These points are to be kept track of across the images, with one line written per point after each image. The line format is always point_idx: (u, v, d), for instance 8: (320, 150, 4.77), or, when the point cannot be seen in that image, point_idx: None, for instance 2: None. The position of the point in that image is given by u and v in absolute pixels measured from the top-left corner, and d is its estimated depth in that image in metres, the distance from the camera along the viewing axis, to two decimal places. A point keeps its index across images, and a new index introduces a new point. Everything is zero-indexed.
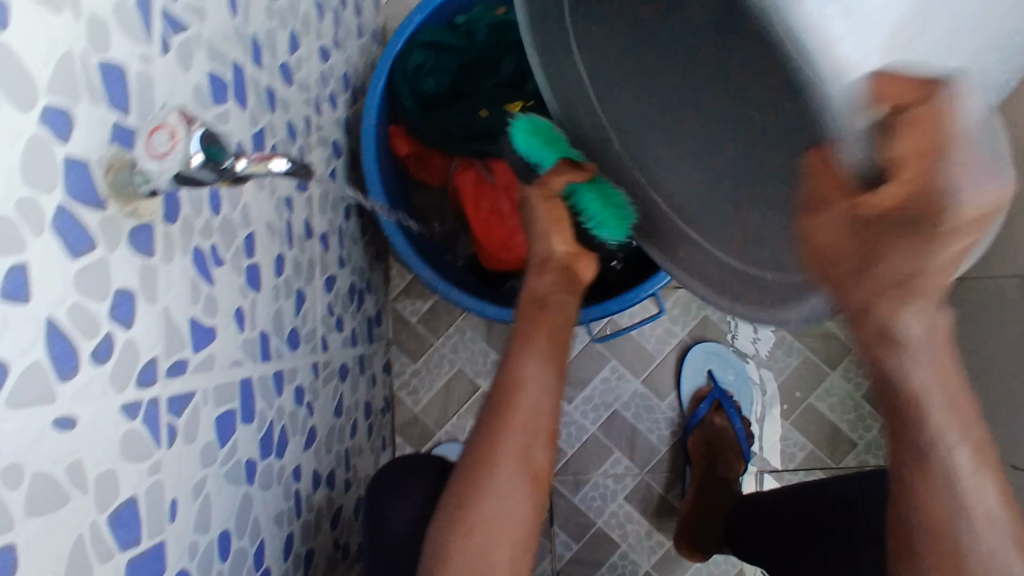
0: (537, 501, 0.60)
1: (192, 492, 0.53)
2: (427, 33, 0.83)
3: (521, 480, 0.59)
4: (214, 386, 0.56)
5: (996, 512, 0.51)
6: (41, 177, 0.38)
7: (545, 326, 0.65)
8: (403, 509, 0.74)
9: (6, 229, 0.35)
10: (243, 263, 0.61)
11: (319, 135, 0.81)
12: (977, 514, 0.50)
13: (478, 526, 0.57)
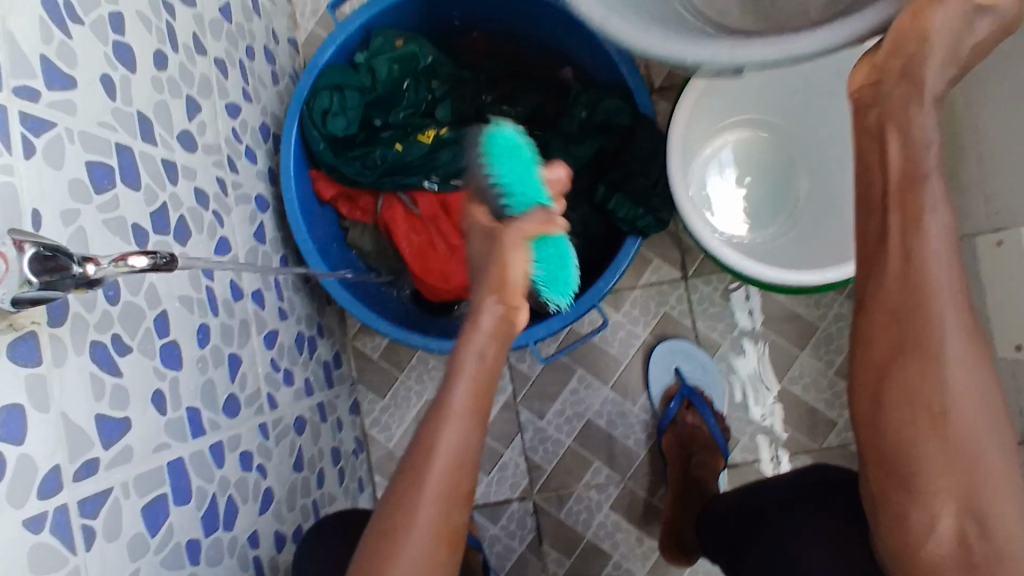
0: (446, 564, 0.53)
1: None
2: (329, 75, 0.80)
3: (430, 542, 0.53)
4: (134, 476, 0.56)
5: (967, 415, 0.51)
6: None
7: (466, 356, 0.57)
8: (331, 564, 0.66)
9: None
10: (155, 344, 0.61)
11: (236, 194, 0.80)
12: (958, 419, 0.51)
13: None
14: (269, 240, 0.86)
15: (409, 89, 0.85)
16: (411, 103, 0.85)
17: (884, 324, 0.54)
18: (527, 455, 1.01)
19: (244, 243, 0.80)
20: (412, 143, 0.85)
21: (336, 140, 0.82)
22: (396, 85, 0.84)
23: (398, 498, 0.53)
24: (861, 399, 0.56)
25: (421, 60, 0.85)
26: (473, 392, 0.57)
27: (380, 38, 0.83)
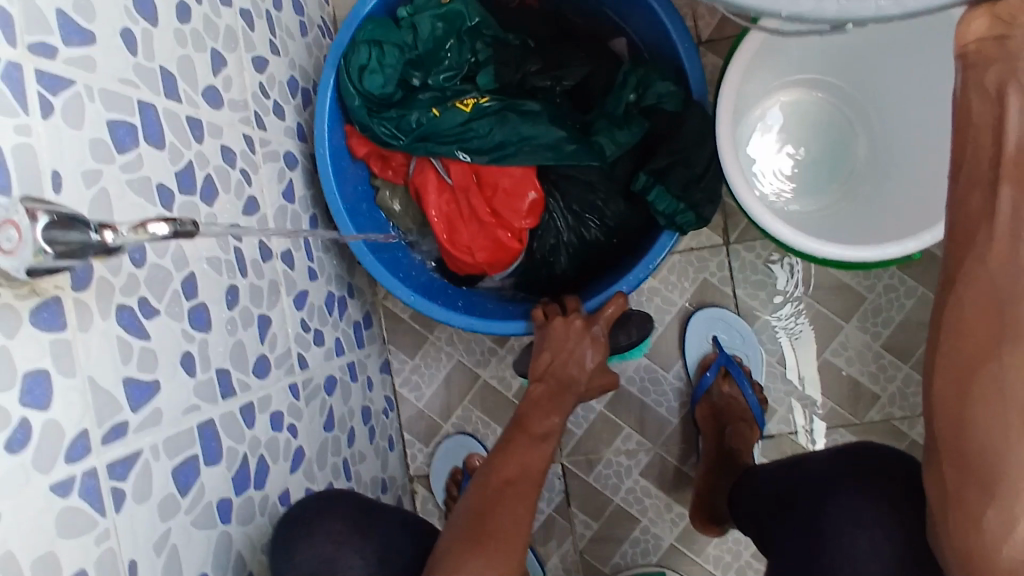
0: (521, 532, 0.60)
1: (153, 548, 0.53)
2: (368, 31, 0.78)
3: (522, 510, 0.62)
4: (162, 438, 0.55)
5: None
6: None
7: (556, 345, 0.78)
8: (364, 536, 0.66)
9: None
10: (183, 307, 0.60)
11: (263, 153, 0.78)
12: None
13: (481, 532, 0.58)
14: (298, 199, 0.85)
15: (450, 50, 0.82)
16: (452, 63, 0.82)
17: (977, 305, 0.47)
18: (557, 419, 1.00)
19: (272, 202, 0.78)
20: (450, 108, 0.80)
21: (372, 101, 0.80)
22: (438, 46, 0.81)
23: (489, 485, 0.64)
24: (944, 387, 0.49)
25: (465, 21, 0.82)
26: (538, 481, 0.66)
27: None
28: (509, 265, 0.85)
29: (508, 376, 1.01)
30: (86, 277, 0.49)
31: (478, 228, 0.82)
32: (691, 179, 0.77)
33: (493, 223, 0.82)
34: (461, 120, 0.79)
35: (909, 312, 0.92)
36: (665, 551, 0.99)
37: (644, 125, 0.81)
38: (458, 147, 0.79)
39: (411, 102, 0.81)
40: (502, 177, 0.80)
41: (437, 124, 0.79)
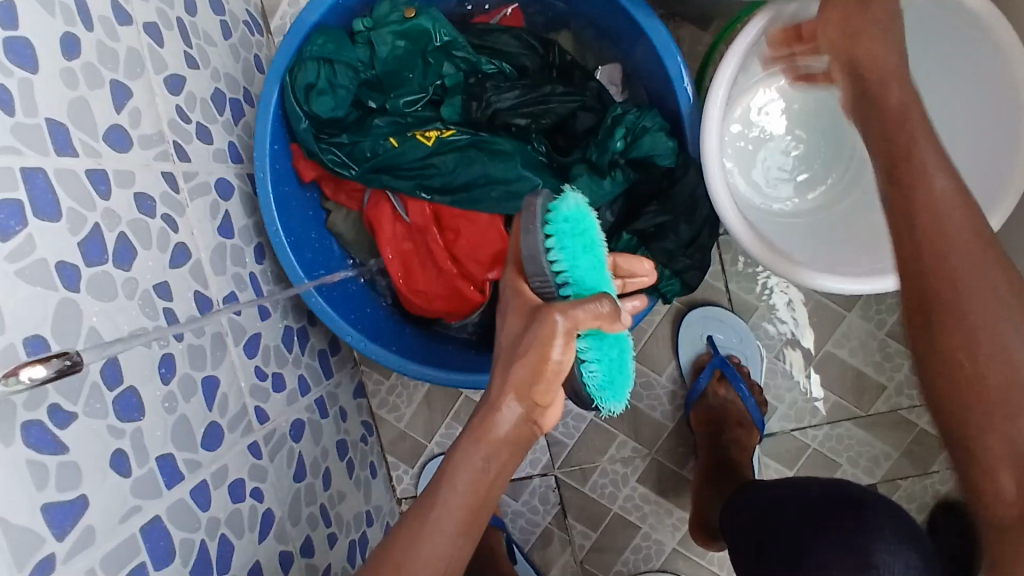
0: None
1: None
2: (317, 44, 0.65)
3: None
4: (99, 560, 0.49)
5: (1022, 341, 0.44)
6: None
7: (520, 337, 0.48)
8: None
9: None
10: (108, 400, 0.52)
11: (191, 190, 0.69)
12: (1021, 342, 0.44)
13: None
14: (236, 232, 0.76)
15: (414, 71, 0.69)
16: (417, 86, 0.69)
17: (908, 253, 0.49)
18: (546, 431, 0.94)
19: (207, 243, 0.70)
20: (409, 138, 0.68)
21: (320, 123, 0.68)
22: (399, 64, 0.68)
23: (400, 543, 0.45)
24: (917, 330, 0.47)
25: (437, 37, 0.68)
26: (471, 515, 0.47)
27: (388, 5, 0.68)
28: (469, 314, 0.74)
29: None
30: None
31: (435, 273, 0.71)
32: (678, 247, 0.66)
33: (453, 271, 0.71)
34: (421, 154, 0.68)
35: None
36: (668, 556, 0.95)
37: (630, 177, 0.67)
38: (417, 185, 0.68)
39: (366, 126, 0.69)
40: (470, 226, 0.68)
41: (396, 157, 0.68)
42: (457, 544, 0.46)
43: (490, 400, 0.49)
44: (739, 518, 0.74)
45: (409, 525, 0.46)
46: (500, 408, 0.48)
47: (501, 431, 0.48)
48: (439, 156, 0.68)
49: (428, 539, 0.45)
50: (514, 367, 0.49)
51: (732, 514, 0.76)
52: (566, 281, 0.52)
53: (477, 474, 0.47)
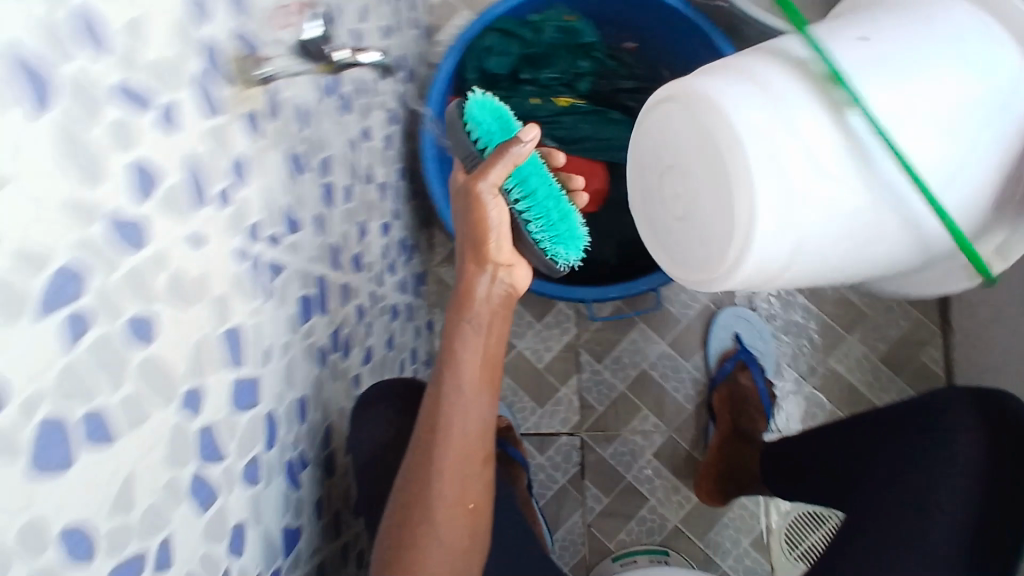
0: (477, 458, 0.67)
1: (281, 348, 0.60)
2: (502, 19, 0.90)
3: (474, 432, 0.68)
4: (297, 268, 0.64)
5: None
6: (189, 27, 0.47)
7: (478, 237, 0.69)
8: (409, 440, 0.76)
9: (170, 67, 0.46)
10: (320, 178, 0.70)
11: (381, 100, 0.91)
12: None
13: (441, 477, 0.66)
14: (395, 148, 0.97)
15: (562, 55, 0.93)
16: (560, 68, 0.93)
17: None
18: (582, 393, 1.09)
19: (380, 139, 0.90)
20: (548, 100, 0.92)
21: (487, 77, 0.92)
22: (553, 49, 0.92)
23: (431, 412, 0.67)
24: None
25: (584, 37, 0.92)
26: (478, 369, 0.68)
27: (555, 10, 0.92)
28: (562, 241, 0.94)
29: (540, 349, 1.10)
30: (274, 109, 0.60)
31: None
32: None
33: None
34: (551, 112, 0.92)
35: (904, 331, 1.06)
36: (669, 532, 1.05)
37: None
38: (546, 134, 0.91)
39: (516, 87, 0.93)
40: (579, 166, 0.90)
41: (534, 110, 0.91)
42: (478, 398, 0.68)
43: (463, 280, 0.70)
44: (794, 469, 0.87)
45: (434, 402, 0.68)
46: (471, 281, 0.70)
47: (479, 301, 0.69)
48: (566, 116, 0.92)
49: (454, 399, 0.67)
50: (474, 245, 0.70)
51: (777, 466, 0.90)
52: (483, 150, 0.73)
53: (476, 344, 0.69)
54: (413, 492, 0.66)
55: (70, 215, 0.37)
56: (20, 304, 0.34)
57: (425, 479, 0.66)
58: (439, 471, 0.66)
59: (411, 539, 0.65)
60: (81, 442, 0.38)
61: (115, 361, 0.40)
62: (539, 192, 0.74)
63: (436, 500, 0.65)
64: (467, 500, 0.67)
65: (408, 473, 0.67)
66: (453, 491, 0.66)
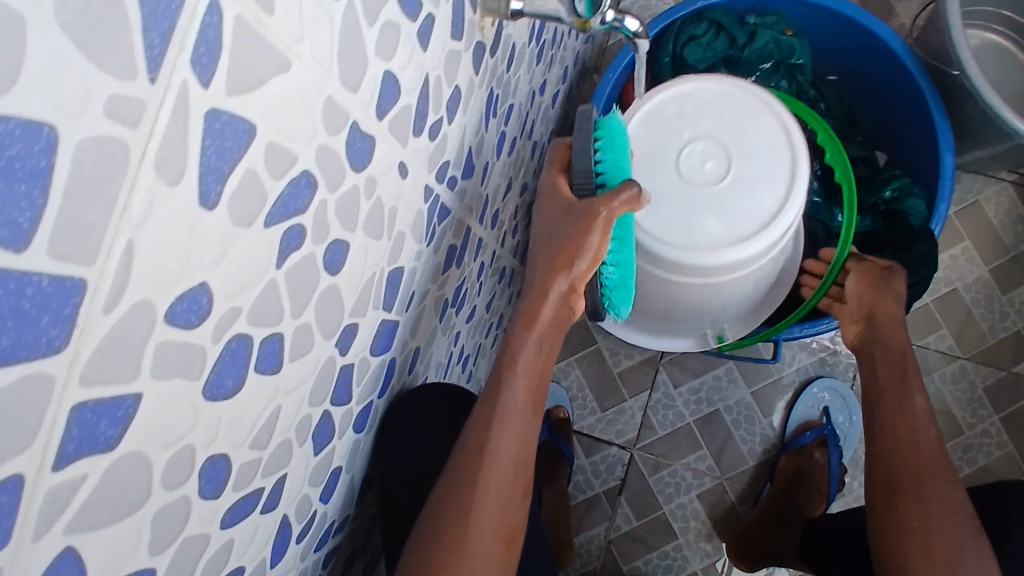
0: (519, 490, 0.57)
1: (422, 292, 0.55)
2: (717, 12, 0.84)
3: (523, 460, 0.57)
4: (456, 216, 0.59)
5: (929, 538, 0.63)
6: None
7: (569, 243, 0.56)
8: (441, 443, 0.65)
9: None
10: (501, 125, 0.65)
11: (563, 56, 0.84)
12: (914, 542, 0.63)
13: (480, 510, 0.55)
14: (556, 109, 0.91)
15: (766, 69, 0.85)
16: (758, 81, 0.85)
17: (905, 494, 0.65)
18: (647, 412, 1.04)
19: (550, 95, 0.84)
20: None
21: (681, 66, 0.85)
22: (760, 59, 0.84)
23: (475, 432, 0.56)
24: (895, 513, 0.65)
25: (796, 57, 0.84)
26: (532, 388, 0.58)
27: (774, 19, 0.85)
28: None
29: (620, 353, 1.06)
30: (495, 44, 0.54)
31: None
32: None
33: None
34: None
35: (993, 461, 0.98)
36: None
37: (877, 224, 0.84)
38: None
39: None
40: None
41: None
42: (525, 423, 0.57)
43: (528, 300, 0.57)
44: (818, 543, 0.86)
45: (477, 424, 0.56)
46: (539, 301, 0.57)
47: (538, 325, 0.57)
48: None
49: (507, 423, 0.56)
50: (560, 248, 0.56)
51: (810, 543, 0.87)
52: (601, 182, 0.60)
53: (537, 360, 0.58)
54: (443, 518, 0.55)
55: (323, 116, 0.32)
56: (260, 206, 0.29)
57: (462, 510, 0.55)
58: (480, 512, 0.55)
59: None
60: (254, 370, 0.32)
61: (307, 286, 0.35)
62: (629, 245, 0.63)
63: (473, 534, 0.55)
64: (503, 533, 0.56)
65: (439, 496, 0.56)
66: (494, 521, 0.56)
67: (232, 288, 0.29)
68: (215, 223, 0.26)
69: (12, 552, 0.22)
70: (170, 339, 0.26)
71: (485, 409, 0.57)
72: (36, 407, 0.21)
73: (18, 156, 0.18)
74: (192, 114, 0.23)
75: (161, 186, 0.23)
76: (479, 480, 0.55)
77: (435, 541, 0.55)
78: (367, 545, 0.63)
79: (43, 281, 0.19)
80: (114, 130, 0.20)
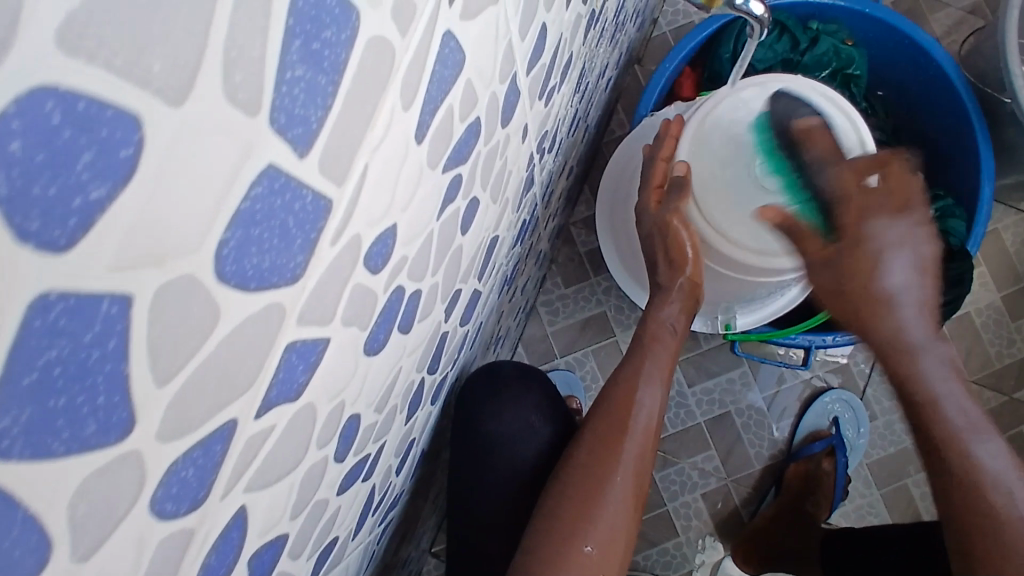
0: (648, 450, 0.64)
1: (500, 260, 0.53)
2: (782, 14, 0.85)
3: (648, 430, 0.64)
4: (534, 190, 0.57)
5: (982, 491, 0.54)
6: None
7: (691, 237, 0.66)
8: (523, 438, 0.68)
9: None
10: (577, 102, 0.62)
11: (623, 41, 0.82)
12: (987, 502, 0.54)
13: (613, 464, 0.61)
14: (606, 94, 0.89)
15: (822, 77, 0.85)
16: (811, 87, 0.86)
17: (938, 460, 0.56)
18: None
19: (607, 77, 0.82)
20: None
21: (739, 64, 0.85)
22: (818, 66, 0.84)
23: (608, 401, 0.65)
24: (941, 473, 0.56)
25: (852, 68, 0.85)
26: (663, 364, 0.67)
27: (835, 28, 0.86)
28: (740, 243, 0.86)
29: None
30: (598, 14, 0.52)
31: None
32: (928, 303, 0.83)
33: None
34: None
35: None
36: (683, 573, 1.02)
37: None
38: None
39: None
40: None
41: None
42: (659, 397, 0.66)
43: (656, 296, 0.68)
44: (840, 556, 0.87)
45: (621, 396, 0.65)
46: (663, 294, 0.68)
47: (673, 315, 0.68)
48: None
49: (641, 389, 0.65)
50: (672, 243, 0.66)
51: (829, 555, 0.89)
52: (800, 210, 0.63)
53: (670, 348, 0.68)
54: (574, 476, 0.61)
55: (500, 64, 0.29)
56: (444, 148, 0.26)
57: (603, 471, 0.61)
58: (613, 469, 0.61)
59: (572, 533, 0.58)
60: (397, 327, 0.30)
61: (445, 244, 0.32)
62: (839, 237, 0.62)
63: (610, 490, 0.60)
64: (637, 493, 0.62)
65: (578, 461, 0.62)
66: (630, 489, 0.61)
67: (408, 235, 0.26)
68: (417, 159, 0.24)
69: (204, 513, 0.19)
70: (361, 283, 0.23)
71: (613, 385, 0.66)
72: (264, 344, 0.18)
73: (330, 41, 0.15)
74: (436, 32, 0.21)
75: (398, 108, 0.20)
76: (624, 443, 0.62)
77: (572, 496, 0.60)
78: (406, 522, 0.62)
79: (308, 195, 0.17)
80: (388, 32, 0.18)
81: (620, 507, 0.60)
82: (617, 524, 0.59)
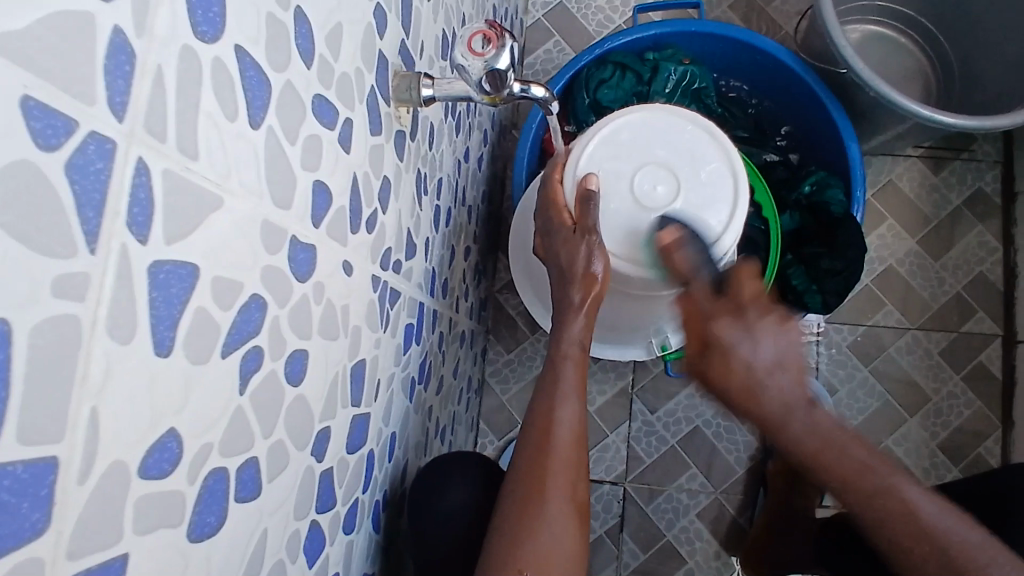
0: (580, 455, 0.65)
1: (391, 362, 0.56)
2: (619, 54, 0.91)
3: (577, 441, 0.65)
4: (407, 296, 0.59)
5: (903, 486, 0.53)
6: (369, 49, 0.44)
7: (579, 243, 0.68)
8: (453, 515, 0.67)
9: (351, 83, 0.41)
10: (433, 202, 0.66)
11: (481, 120, 0.87)
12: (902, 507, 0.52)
13: (545, 483, 0.61)
14: (484, 170, 0.94)
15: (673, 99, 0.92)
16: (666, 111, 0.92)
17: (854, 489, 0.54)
18: (631, 444, 1.05)
19: (475, 158, 0.87)
20: None
21: (599, 109, 0.91)
22: (665, 90, 0.91)
23: (533, 417, 0.66)
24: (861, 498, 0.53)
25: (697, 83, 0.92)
26: (577, 371, 0.69)
27: (671, 52, 0.92)
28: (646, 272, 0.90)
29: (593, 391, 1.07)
30: (414, 126, 0.56)
31: None
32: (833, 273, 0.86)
33: None
34: None
35: (965, 420, 1.04)
36: None
37: (804, 218, 0.89)
38: None
39: None
40: None
41: None
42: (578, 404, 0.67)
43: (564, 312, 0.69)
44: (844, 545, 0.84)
45: (540, 412, 0.66)
46: (568, 312, 0.69)
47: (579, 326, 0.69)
48: None
49: (562, 399, 0.66)
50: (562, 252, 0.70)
51: (833, 545, 0.86)
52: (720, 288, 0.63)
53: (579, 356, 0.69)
54: (509, 502, 0.61)
55: (263, 240, 0.32)
56: (214, 340, 0.29)
57: (538, 489, 0.61)
58: (548, 483, 0.61)
59: (513, 545, 0.59)
60: (235, 500, 0.32)
61: (273, 404, 0.35)
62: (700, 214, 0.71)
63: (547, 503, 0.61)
64: (578, 500, 0.63)
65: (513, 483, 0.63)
66: (570, 502, 0.62)
67: (202, 426, 0.29)
68: (174, 367, 0.26)
69: None
70: (147, 493, 0.26)
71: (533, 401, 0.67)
72: None
73: None
74: (136, 273, 0.24)
75: (116, 348, 0.23)
76: (548, 457, 0.63)
77: (507, 520, 0.60)
78: None
79: (16, 467, 0.20)
80: (64, 308, 0.21)
81: (561, 520, 0.60)
82: (559, 536, 0.60)
